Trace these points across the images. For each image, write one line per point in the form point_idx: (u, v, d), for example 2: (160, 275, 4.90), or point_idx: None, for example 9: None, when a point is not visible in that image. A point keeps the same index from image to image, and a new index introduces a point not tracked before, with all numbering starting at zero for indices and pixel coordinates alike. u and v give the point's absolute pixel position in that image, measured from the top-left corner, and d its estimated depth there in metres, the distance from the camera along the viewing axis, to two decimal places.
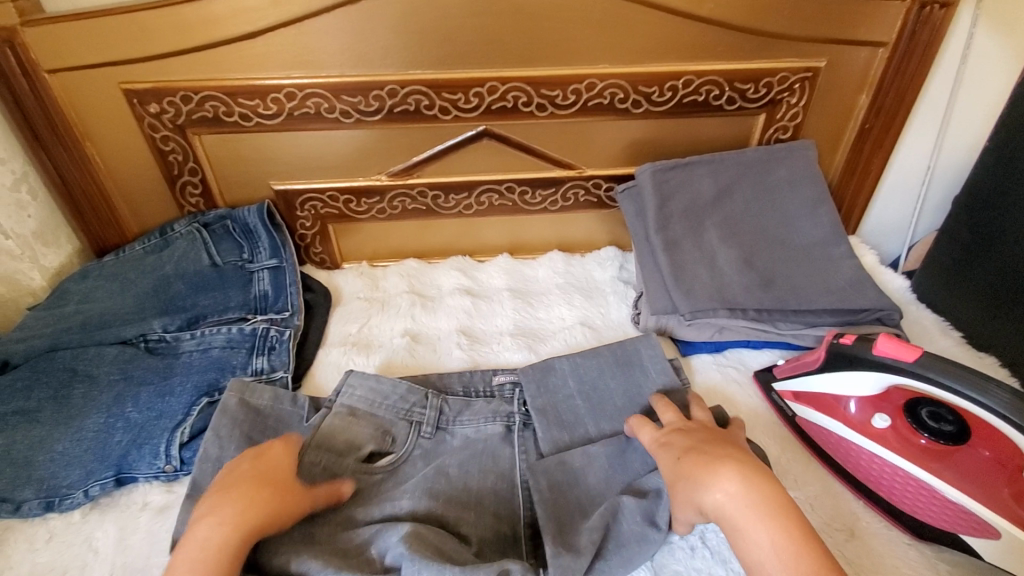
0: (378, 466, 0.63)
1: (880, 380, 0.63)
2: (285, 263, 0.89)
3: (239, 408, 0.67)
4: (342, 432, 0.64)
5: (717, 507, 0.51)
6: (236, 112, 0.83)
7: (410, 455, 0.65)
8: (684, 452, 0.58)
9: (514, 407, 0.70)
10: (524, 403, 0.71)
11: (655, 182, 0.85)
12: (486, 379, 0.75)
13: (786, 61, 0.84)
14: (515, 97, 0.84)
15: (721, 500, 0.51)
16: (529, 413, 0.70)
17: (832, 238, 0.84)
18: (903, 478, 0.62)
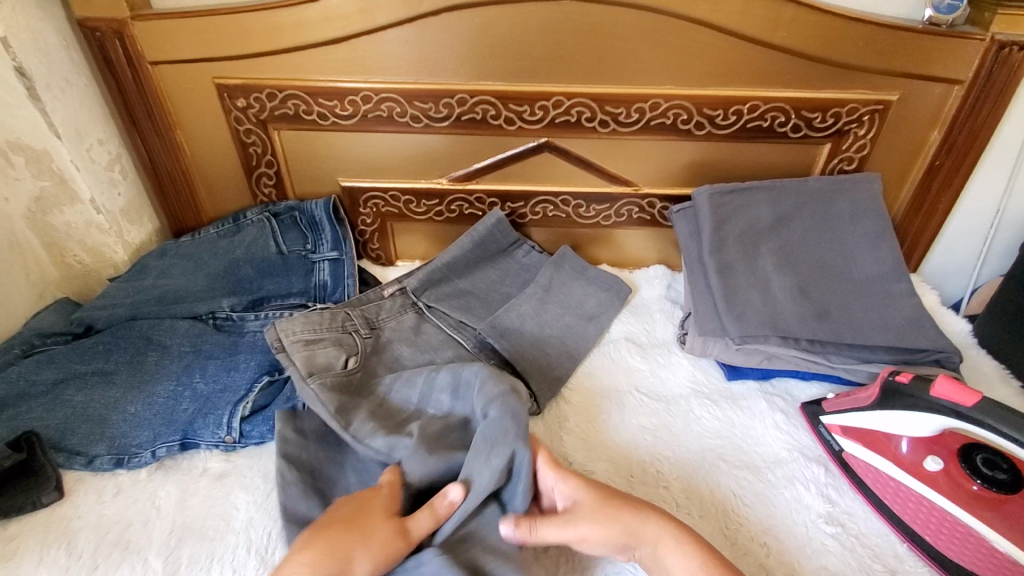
0: (353, 363, 0.75)
1: (936, 424, 0.61)
2: (344, 255, 0.93)
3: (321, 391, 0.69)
4: (315, 354, 0.74)
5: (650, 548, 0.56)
6: (315, 111, 0.88)
7: (364, 350, 0.78)
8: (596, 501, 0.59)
9: (415, 301, 0.87)
10: (420, 300, 0.88)
11: (713, 203, 0.85)
12: (415, 321, 0.85)
13: (856, 92, 0.83)
14: (578, 112, 0.86)
15: (659, 529, 0.56)
16: (445, 313, 0.86)
17: (892, 274, 0.82)
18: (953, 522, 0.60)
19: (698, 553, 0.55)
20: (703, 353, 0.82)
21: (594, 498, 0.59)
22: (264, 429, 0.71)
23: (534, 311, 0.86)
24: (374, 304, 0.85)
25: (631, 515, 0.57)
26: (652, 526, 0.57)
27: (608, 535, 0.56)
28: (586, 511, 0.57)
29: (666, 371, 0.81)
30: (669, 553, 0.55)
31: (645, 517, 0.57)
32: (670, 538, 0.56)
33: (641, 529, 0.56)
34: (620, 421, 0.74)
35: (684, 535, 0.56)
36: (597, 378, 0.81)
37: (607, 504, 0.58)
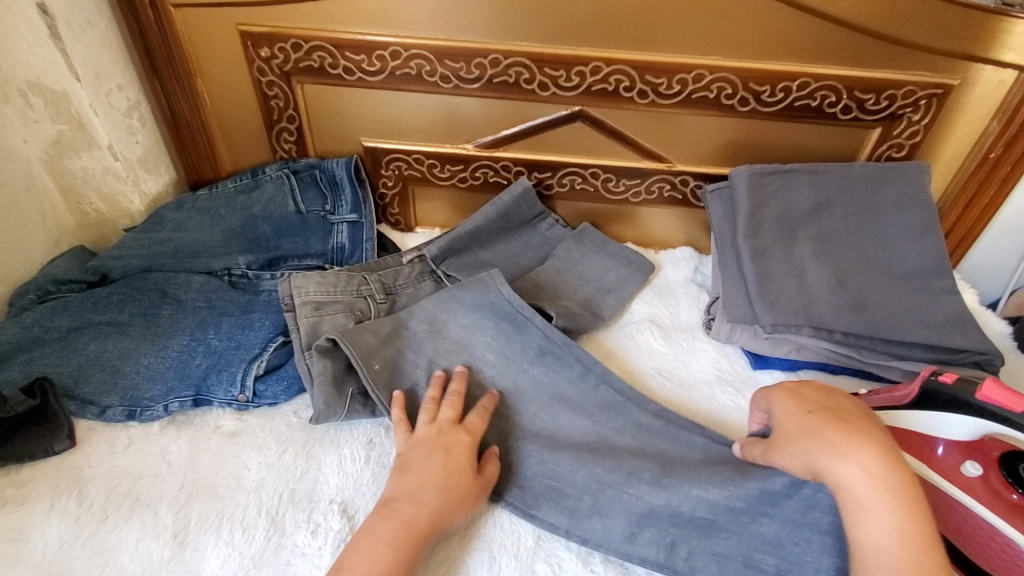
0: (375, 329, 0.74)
1: (979, 428, 0.58)
2: (364, 219, 0.91)
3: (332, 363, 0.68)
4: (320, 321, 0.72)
5: (849, 479, 0.50)
6: (341, 65, 0.85)
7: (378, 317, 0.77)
8: (817, 409, 0.56)
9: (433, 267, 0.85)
10: (438, 266, 0.85)
11: (750, 185, 0.81)
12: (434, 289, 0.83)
13: (915, 74, 0.78)
14: (617, 80, 0.82)
15: (852, 474, 0.50)
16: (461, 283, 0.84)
17: (936, 270, 0.78)
18: (986, 529, 0.57)
19: (913, 522, 0.47)
20: (729, 339, 0.79)
21: (794, 426, 0.55)
22: (278, 390, 0.70)
23: (556, 287, 0.83)
24: (392, 270, 0.84)
25: (843, 452, 0.51)
26: (843, 467, 0.50)
27: (810, 454, 0.52)
28: (798, 440, 0.54)
29: (691, 356, 0.79)
30: (873, 513, 0.48)
31: (864, 447, 0.51)
32: (868, 488, 0.49)
33: (826, 470, 0.51)
34: (703, 391, 0.74)
35: (891, 488, 0.48)
36: (618, 358, 0.78)
37: (808, 434, 0.53)
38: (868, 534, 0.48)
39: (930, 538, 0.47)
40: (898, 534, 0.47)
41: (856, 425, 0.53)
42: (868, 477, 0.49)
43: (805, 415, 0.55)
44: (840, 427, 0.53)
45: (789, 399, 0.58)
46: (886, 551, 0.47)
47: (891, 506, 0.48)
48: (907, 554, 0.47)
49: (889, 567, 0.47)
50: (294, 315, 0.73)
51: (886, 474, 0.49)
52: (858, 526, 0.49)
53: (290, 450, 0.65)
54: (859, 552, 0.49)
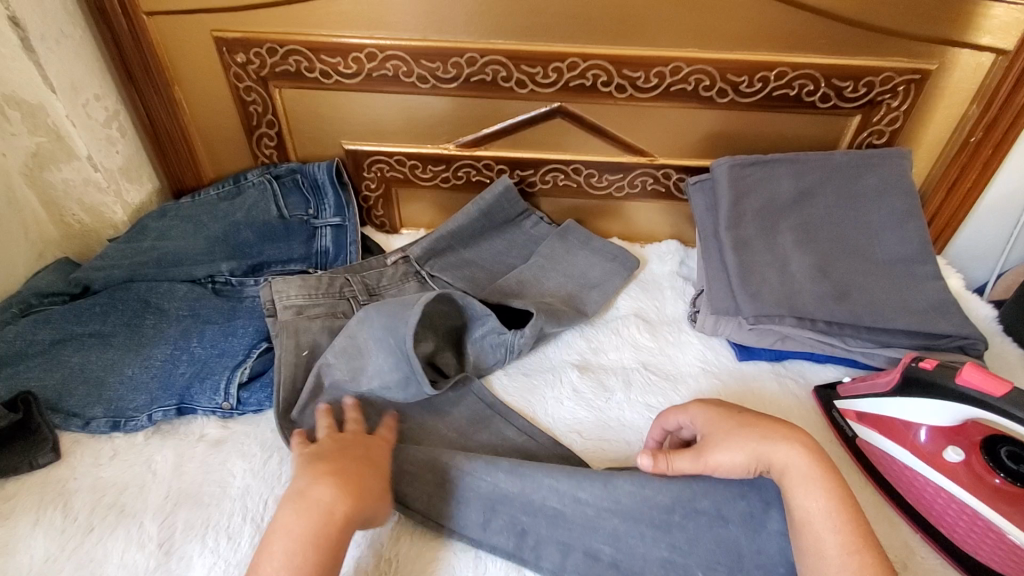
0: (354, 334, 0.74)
1: (956, 415, 0.58)
2: (348, 222, 0.91)
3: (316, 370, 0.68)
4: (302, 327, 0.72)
5: (785, 460, 0.54)
6: (318, 68, 0.84)
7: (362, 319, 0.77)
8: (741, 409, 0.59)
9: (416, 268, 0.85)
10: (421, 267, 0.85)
11: (731, 176, 0.81)
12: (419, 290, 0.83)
13: (892, 60, 0.78)
14: (595, 75, 0.82)
15: (793, 456, 0.54)
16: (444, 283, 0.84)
17: (918, 256, 0.78)
18: (967, 516, 0.57)
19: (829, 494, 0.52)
20: (714, 332, 0.79)
21: (722, 425, 0.58)
22: (262, 397, 0.70)
23: (540, 285, 0.83)
24: (376, 272, 0.84)
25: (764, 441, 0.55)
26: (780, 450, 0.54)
27: (742, 448, 0.55)
28: (733, 433, 0.56)
29: (676, 349, 0.79)
30: (800, 487, 0.53)
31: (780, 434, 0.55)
32: (805, 467, 0.53)
33: (765, 455, 0.54)
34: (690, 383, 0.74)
35: (818, 468, 0.53)
36: (604, 354, 0.78)
37: (745, 425, 0.57)
38: (811, 506, 0.52)
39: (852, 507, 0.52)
40: (829, 503, 0.52)
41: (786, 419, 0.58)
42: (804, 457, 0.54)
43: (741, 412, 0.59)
44: (766, 419, 0.57)
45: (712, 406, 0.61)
46: (819, 517, 0.51)
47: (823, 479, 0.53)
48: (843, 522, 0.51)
49: (829, 531, 0.51)
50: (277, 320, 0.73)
51: (816, 453, 0.54)
52: (798, 500, 0.53)
53: (275, 456, 0.65)
54: (802, 523, 0.52)
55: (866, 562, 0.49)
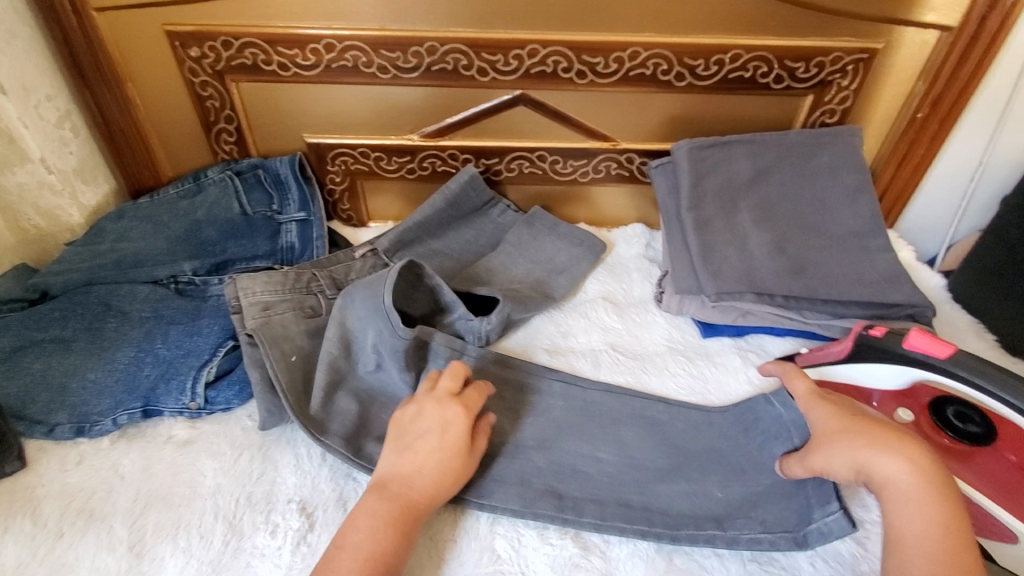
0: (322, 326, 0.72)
1: (910, 378, 0.61)
2: (313, 216, 0.90)
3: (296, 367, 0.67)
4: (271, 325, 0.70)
5: (891, 475, 0.51)
6: (274, 61, 0.83)
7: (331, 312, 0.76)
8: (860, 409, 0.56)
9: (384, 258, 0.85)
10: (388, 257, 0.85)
11: (691, 158, 0.83)
12: None
13: (841, 41, 0.80)
14: (555, 62, 0.82)
15: (898, 471, 0.50)
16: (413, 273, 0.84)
17: (870, 229, 0.81)
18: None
19: (937, 514, 0.49)
20: (679, 311, 0.82)
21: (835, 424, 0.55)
22: (230, 395, 0.69)
23: (509, 273, 0.84)
24: (343, 265, 0.83)
25: (871, 449, 0.52)
26: (888, 464, 0.51)
27: (847, 451, 0.53)
28: (841, 436, 0.54)
29: (643, 329, 0.81)
30: (899, 505, 0.50)
31: (887, 443, 0.52)
32: (909, 484, 0.50)
33: (869, 467, 0.52)
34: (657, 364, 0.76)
35: (926, 485, 0.50)
36: (573, 338, 0.79)
37: (853, 438, 0.54)
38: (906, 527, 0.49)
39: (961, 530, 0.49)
40: (930, 526, 0.48)
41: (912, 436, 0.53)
42: (912, 472, 0.50)
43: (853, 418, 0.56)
44: (882, 427, 0.54)
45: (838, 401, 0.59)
46: (915, 540, 0.49)
47: (933, 500, 0.49)
48: (939, 548, 0.48)
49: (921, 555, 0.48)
50: (241, 317, 0.72)
51: (922, 469, 0.50)
52: (896, 519, 0.50)
53: (245, 454, 0.64)
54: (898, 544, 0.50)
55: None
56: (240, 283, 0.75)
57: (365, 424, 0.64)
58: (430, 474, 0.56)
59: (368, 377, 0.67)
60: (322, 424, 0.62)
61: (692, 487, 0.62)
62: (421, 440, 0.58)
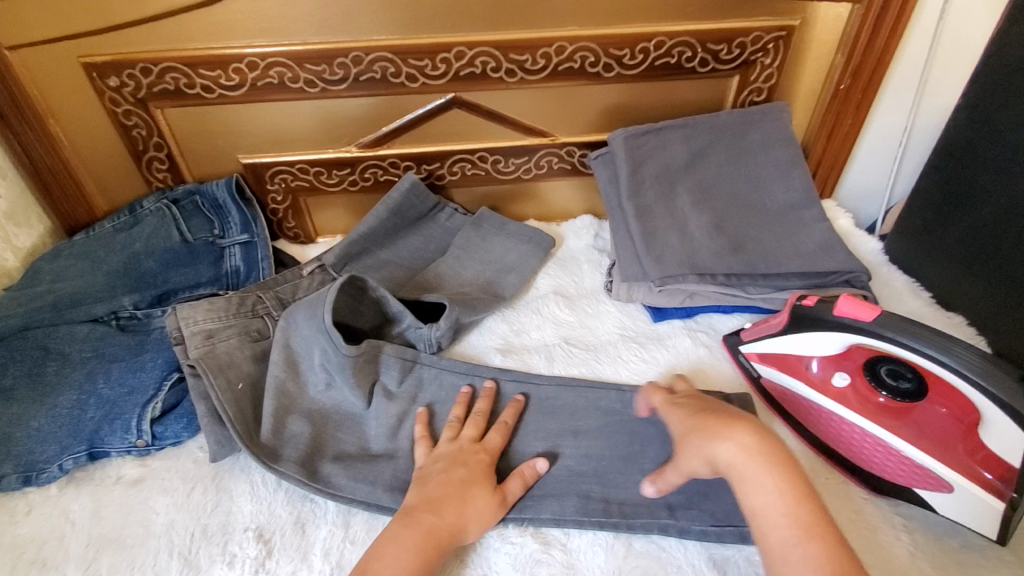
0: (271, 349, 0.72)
1: (835, 341, 0.63)
2: (256, 237, 0.89)
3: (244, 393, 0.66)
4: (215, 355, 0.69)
5: (730, 457, 0.53)
6: (198, 84, 0.81)
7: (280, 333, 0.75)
8: (700, 410, 0.59)
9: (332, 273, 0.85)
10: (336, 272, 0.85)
11: (627, 147, 0.84)
12: None
13: (759, 20, 0.82)
14: (483, 62, 0.82)
15: (733, 451, 0.53)
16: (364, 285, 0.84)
17: (804, 201, 0.83)
18: (863, 436, 0.62)
19: (781, 488, 0.51)
20: (629, 298, 0.82)
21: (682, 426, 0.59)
22: (178, 428, 0.68)
23: (458, 278, 0.84)
24: (291, 285, 0.82)
25: (711, 437, 0.55)
26: (724, 449, 0.54)
27: (695, 447, 0.55)
28: (688, 437, 0.57)
29: (594, 320, 0.82)
30: (752, 485, 0.52)
31: (731, 429, 0.55)
32: (752, 462, 0.52)
33: (713, 456, 0.54)
34: (610, 354, 0.77)
35: (763, 459, 0.52)
36: (526, 335, 0.80)
37: (693, 431, 0.57)
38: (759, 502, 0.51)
39: (801, 488, 0.51)
40: (779, 500, 0.51)
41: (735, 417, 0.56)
42: (744, 450, 0.53)
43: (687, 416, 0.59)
44: (714, 417, 0.57)
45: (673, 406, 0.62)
46: (773, 517, 0.50)
47: (768, 472, 0.52)
48: (787, 513, 0.50)
49: (778, 528, 0.50)
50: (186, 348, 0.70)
51: (758, 444, 0.53)
52: (746, 496, 0.52)
53: (198, 487, 0.63)
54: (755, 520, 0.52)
55: (811, 553, 0.48)
56: (182, 313, 0.73)
57: (321, 444, 0.64)
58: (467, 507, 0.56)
59: (320, 398, 0.67)
60: (273, 452, 0.62)
61: (646, 472, 0.63)
62: (445, 473, 0.59)
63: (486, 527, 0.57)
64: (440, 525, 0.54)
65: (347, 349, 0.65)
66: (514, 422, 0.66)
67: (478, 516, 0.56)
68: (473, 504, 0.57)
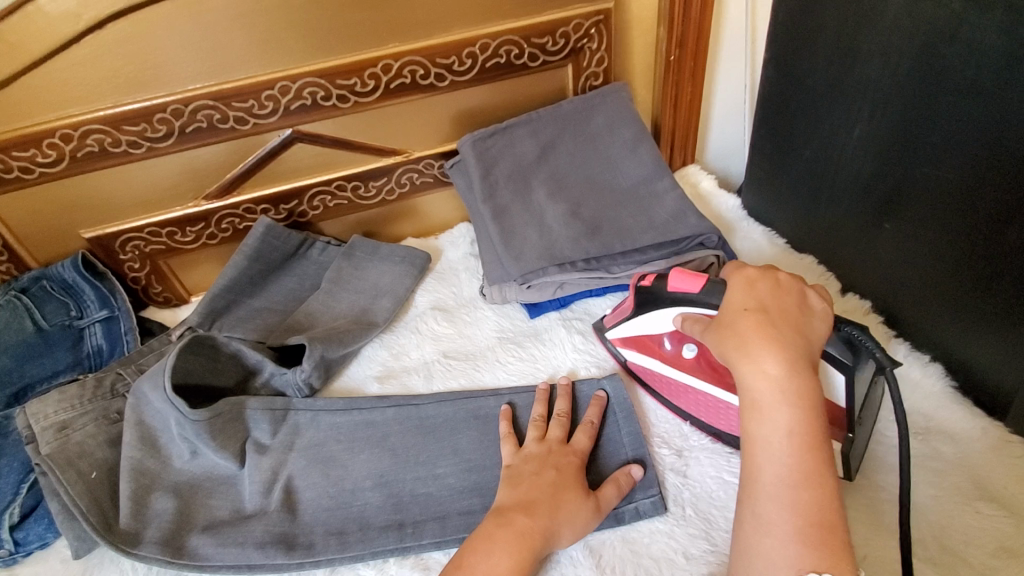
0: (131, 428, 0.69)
1: (668, 319, 0.65)
2: (116, 312, 0.85)
3: (102, 480, 0.64)
4: (72, 446, 0.66)
5: (755, 382, 0.48)
6: (14, 167, 0.77)
7: None
8: (756, 307, 0.52)
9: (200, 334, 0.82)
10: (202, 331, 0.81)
11: (475, 151, 0.85)
12: None
13: (575, 8, 0.84)
14: (311, 93, 0.81)
15: (761, 377, 0.48)
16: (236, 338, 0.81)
17: (655, 173, 0.85)
18: (717, 406, 0.63)
19: (802, 431, 0.46)
20: (504, 299, 0.82)
21: (733, 324, 0.52)
22: (42, 530, 0.65)
23: (330, 313, 0.83)
24: (156, 353, 0.79)
25: (762, 353, 0.48)
26: (754, 373, 0.48)
27: (738, 357, 0.50)
28: (728, 338, 0.51)
29: (473, 327, 0.82)
30: (768, 419, 0.47)
31: (774, 354, 0.48)
32: (778, 397, 0.47)
33: (743, 370, 0.49)
34: (489, 360, 0.77)
35: (801, 400, 0.47)
36: (406, 356, 0.79)
37: (738, 336, 0.50)
38: (762, 435, 0.47)
39: (820, 442, 0.46)
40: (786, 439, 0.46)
41: (782, 331, 0.50)
42: (771, 380, 0.47)
43: (741, 312, 0.52)
44: (765, 328, 0.50)
45: (742, 289, 0.54)
46: (770, 454, 0.46)
47: (790, 412, 0.46)
48: (794, 458, 0.46)
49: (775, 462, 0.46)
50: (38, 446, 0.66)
51: (787, 377, 0.47)
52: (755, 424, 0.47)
53: None
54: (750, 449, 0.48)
55: (802, 499, 0.45)
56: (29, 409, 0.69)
57: (189, 516, 0.63)
58: (558, 506, 0.56)
59: (188, 468, 0.65)
60: (133, 536, 0.60)
61: None
62: (536, 474, 0.59)
63: (581, 533, 0.56)
64: (530, 525, 0.54)
65: (194, 416, 0.63)
66: (599, 422, 0.66)
67: (571, 520, 0.55)
68: (567, 508, 0.56)
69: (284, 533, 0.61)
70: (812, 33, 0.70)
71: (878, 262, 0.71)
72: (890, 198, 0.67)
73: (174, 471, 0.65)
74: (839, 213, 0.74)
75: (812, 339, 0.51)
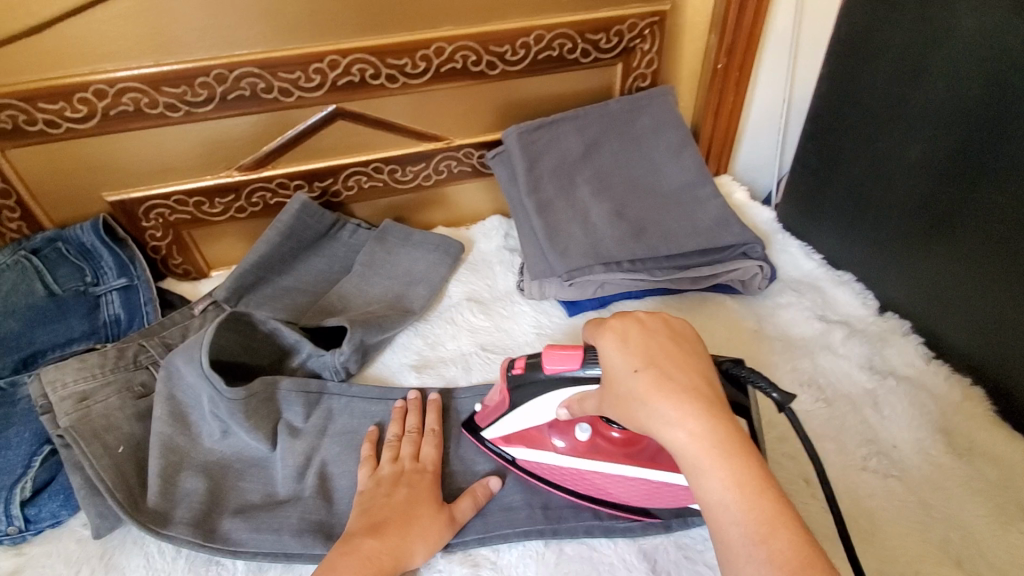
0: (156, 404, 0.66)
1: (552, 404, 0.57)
2: (136, 281, 0.81)
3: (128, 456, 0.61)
4: (92, 419, 0.62)
5: (679, 444, 0.43)
6: (39, 119, 0.73)
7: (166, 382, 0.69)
8: (643, 363, 0.47)
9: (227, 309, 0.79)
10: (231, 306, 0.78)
11: (522, 143, 0.84)
12: None
13: (631, 8, 0.83)
14: (360, 70, 0.78)
15: (682, 441, 0.43)
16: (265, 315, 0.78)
17: (698, 179, 0.85)
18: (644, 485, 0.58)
19: (742, 482, 0.42)
20: (542, 295, 0.82)
21: (629, 389, 0.46)
22: (56, 507, 0.61)
23: (364, 297, 0.81)
24: (180, 327, 0.75)
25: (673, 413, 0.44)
26: (670, 437, 0.44)
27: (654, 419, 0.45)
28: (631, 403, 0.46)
29: (510, 321, 0.81)
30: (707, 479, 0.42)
31: (688, 410, 0.44)
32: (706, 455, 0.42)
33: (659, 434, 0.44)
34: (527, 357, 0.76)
35: (725, 450, 0.42)
36: (441, 347, 0.77)
37: (641, 398, 0.45)
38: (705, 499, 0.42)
39: (763, 486, 0.42)
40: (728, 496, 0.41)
41: (678, 379, 0.46)
42: (693, 442, 0.43)
43: (631, 376, 0.46)
44: (663, 384, 0.45)
45: (615, 348, 0.49)
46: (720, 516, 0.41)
47: (724, 468, 0.42)
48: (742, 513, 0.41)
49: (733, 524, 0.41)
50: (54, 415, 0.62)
51: (709, 430, 0.43)
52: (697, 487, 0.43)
53: (85, 568, 0.58)
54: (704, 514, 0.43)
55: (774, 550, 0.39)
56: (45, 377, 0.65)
57: (219, 499, 0.60)
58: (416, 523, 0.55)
59: (219, 447, 0.63)
60: (162, 516, 0.58)
61: None
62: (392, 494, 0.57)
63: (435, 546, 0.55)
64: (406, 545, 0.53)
65: (234, 394, 0.61)
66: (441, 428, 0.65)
67: (425, 536, 0.54)
68: (422, 520, 0.55)
69: (319, 522, 0.59)
70: (871, 52, 0.71)
71: (919, 280, 0.72)
72: (940, 218, 0.68)
73: (205, 450, 0.63)
74: (884, 230, 0.75)
75: (711, 384, 0.46)
